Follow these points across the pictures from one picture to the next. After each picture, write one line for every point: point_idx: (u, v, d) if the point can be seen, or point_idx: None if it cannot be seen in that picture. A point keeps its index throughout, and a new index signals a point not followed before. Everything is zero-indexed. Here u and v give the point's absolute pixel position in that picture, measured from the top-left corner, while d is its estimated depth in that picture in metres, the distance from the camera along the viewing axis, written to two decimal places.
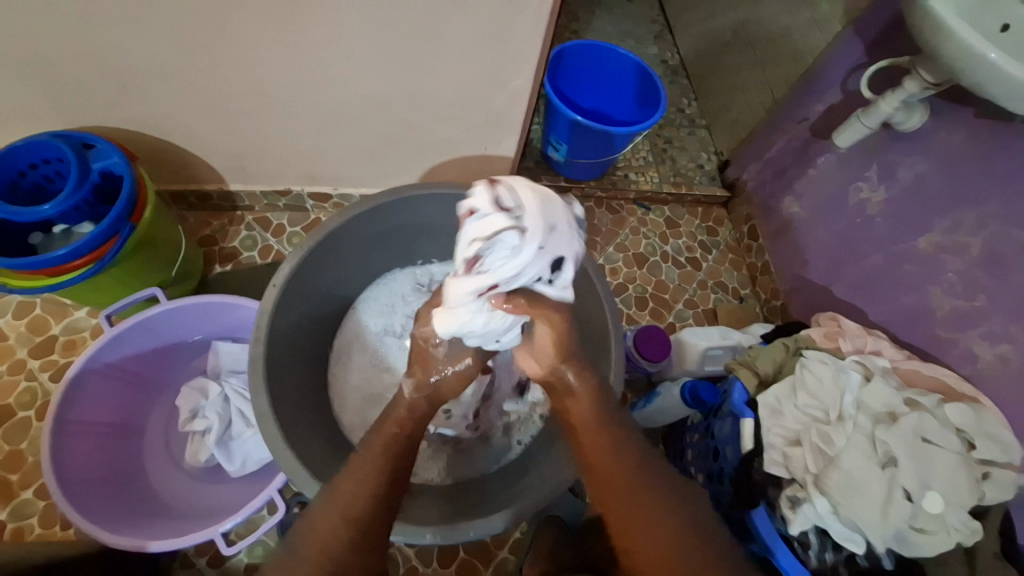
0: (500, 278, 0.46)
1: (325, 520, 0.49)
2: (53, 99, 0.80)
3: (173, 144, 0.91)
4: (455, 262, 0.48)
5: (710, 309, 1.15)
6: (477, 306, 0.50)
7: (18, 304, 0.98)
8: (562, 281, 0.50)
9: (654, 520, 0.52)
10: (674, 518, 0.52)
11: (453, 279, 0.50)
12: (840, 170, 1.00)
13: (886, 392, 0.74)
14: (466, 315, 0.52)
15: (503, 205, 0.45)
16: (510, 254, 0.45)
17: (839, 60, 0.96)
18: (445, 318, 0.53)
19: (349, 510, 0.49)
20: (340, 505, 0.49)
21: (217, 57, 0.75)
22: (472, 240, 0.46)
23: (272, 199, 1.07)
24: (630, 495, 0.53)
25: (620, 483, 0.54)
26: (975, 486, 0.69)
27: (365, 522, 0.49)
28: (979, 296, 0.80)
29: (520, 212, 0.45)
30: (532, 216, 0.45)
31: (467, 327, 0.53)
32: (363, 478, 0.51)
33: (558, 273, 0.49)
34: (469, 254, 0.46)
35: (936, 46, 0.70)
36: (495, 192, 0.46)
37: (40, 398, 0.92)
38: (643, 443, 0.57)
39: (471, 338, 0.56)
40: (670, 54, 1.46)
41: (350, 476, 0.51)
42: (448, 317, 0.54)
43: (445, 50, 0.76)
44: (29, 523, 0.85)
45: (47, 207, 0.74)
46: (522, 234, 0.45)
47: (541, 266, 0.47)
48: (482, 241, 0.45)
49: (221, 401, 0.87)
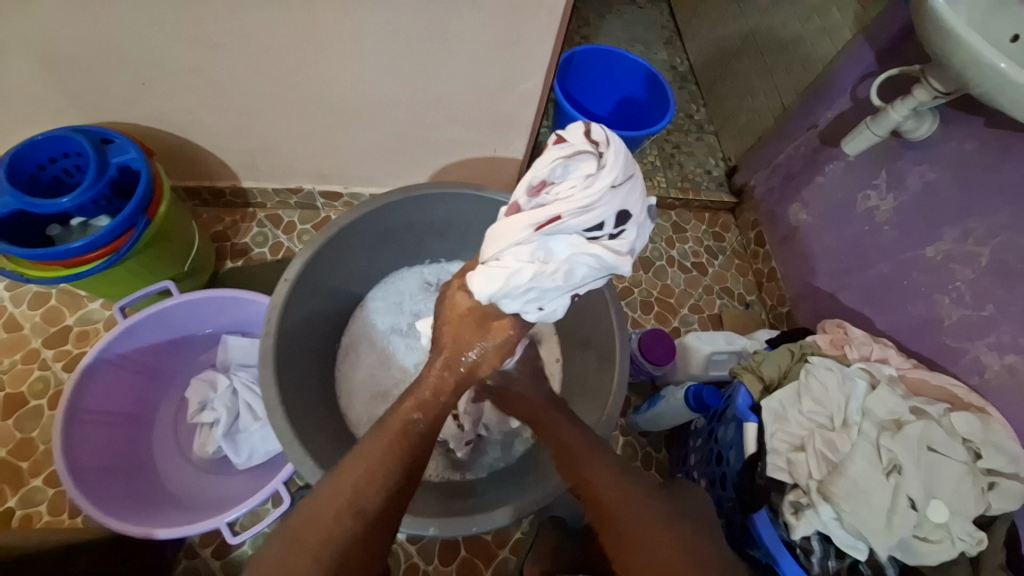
0: (571, 205, 0.44)
1: (329, 510, 0.49)
2: (74, 94, 0.82)
3: (189, 140, 0.93)
4: (523, 189, 0.47)
5: (716, 314, 1.15)
6: (530, 249, 0.47)
7: (33, 295, 1.00)
8: (624, 241, 0.47)
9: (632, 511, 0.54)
10: (648, 502, 0.54)
11: (512, 212, 0.48)
12: (848, 178, 1.00)
13: (892, 400, 0.74)
14: (515, 259, 0.48)
15: (592, 142, 0.47)
16: (586, 182, 0.45)
17: (850, 68, 0.96)
18: (489, 272, 0.49)
19: (357, 500, 0.50)
20: (347, 495, 0.50)
21: (235, 55, 0.77)
22: (550, 165, 0.46)
23: (284, 197, 1.09)
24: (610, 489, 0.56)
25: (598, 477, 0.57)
26: (980, 496, 0.68)
27: (375, 513, 0.50)
28: (987, 305, 0.80)
29: (605, 151, 0.46)
30: (615, 158, 0.46)
31: (510, 279, 0.48)
32: (371, 468, 0.52)
33: (624, 230, 0.47)
34: (544, 178, 0.46)
35: (945, 54, 0.70)
36: (586, 134, 0.48)
37: (53, 388, 0.94)
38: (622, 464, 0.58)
39: (510, 299, 0.50)
40: (679, 61, 1.47)
41: (353, 468, 0.52)
42: (492, 265, 0.49)
43: (458, 53, 0.78)
44: (38, 511, 0.86)
45: (65, 200, 0.76)
46: (602, 167, 0.45)
47: (613, 209, 0.45)
48: (562, 165, 0.45)
49: (230, 394, 0.88)
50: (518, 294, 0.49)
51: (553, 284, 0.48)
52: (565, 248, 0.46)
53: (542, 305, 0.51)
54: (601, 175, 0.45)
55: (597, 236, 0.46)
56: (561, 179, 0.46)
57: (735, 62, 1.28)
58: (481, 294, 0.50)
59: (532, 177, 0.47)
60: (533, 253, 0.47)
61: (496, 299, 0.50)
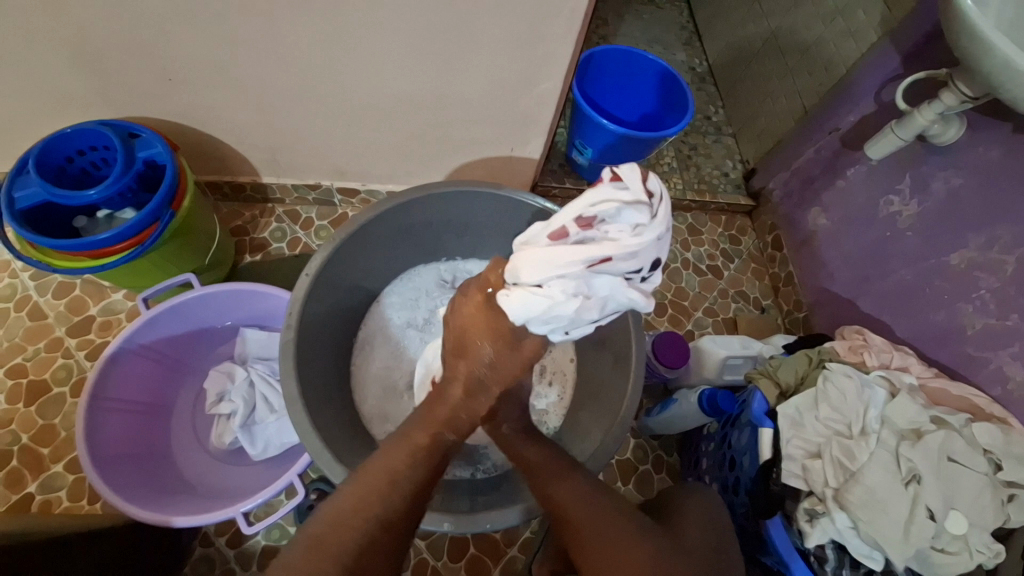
0: (619, 252, 0.44)
1: (350, 516, 0.49)
2: (103, 89, 0.83)
3: (212, 135, 0.94)
4: (571, 221, 0.45)
5: (730, 318, 1.14)
6: (571, 285, 0.46)
7: (58, 285, 1.02)
8: (652, 284, 0.49)
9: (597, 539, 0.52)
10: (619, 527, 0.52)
11: (559, 241, 0.46)
12: (870, 183, 0.99)
13: (912, 409, 0.73)
14: (556, 291, 0.48)
15: (648, 188, 0.45)
16: (636, 231, 0.44)
17: (874, 71, 0.95)
18: (528, 296, 0.49)
19: (374, 505, 0.50)
20: (370, 504, 0.50)
21: (259, 52, 0.78)
22: (605, 203, 0.44)
23: (302, 193, 1.10)
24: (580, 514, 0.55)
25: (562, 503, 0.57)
26: (1000, 509, 0.67)
27: (392, 522, 0.50)
28: (1012, 315, 0.78)
29: (658, 199, 0.45)
30: (666, 207, 0.45)
31: (547, 308, 0.49)
32: (389, 476, 0.53)
33: (653, 274, 0.49)
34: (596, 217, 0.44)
35: (974, 58, 0.69)
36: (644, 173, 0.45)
37: (75, 375, 0.96)
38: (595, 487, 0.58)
39: (541, 321, 0.51)
40: (698, 62, 1.46)
41: (371, 474, 0.53)
42: (531, 291, 0.49)
43: (478, 51, 0.78)
44: (58, 496, 0.88)
45: (93, 193, 0.78)
46: (653, 218, 0.44)
47: (652, 258, 0.46)
48: (617, 208, 0.44)
49: (247, 386, 0.89)
50: (550, 320, 0.50)
51: (586, 317, 0.50)
52: (604, 288, 0.47)
53: (569, 329, 0.53)
54: (650, 225, 0.44)
55: (632, 279, 0.47)
56: (611, 220, 0.44)
57: (755, 63, 1.27)
58: (516, 313, 0.51)
59: (584, 213, 0.45)
60: (574, 289, 0.47)
61: (527, 321, 0.52)
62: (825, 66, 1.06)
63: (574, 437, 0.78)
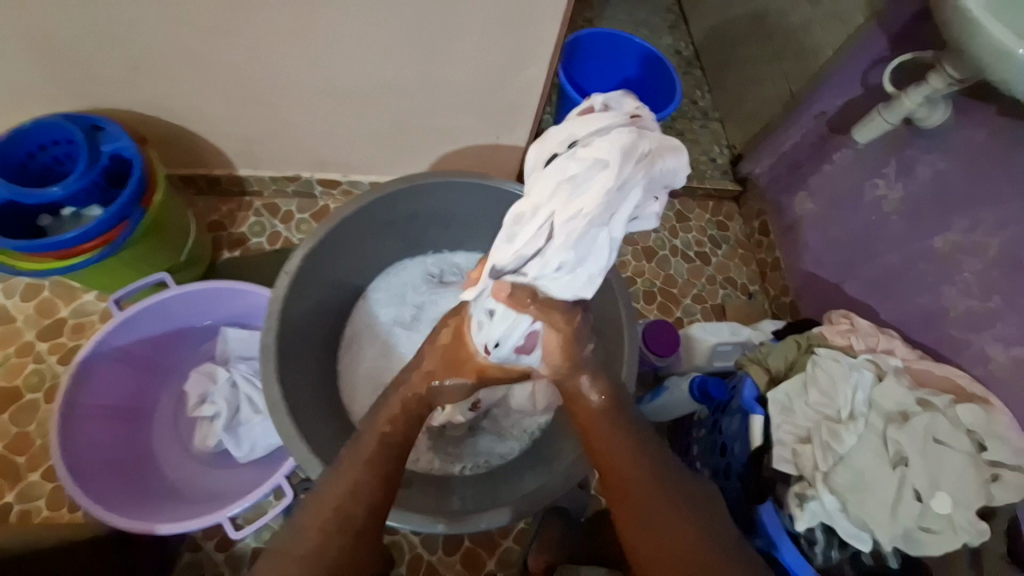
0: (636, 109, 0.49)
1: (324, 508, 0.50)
2: (63, 80, 0.79)
3: (183, 126, 0.90)
4: (576, 114, 0.50)
5: (719, 305, 1.14)
6: (630, 129, 0.46)
7: (25, 287, 0.98)
8: None
9: (645, 517, 0.50)
10: (670, 514, 0.50)
11: (582, 120, 0.48)
12: (857, 166, 0.99)
13: (899, 392, 0.74)
14: (621, 137, 0.45)
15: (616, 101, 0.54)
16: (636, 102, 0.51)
17: (861, 54, 0.94)
18: (591, 156, 0.45)
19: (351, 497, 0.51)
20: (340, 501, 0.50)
21: (230, 38, 0.74)
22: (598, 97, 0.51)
23: (281, 185, 1.06)
24: (633, 487, 0.51)
25: (617, 465, 0.52)
26: (983, 486, 0.68)
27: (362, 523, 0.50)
28: (994, 296, 0.79)
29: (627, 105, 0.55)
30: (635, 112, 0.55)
31: (623, 155, 0.44)
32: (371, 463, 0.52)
33: None
34: (594, 103, 0.50)
35: (962, 43, 0.68)
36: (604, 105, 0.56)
37: (49, 380, 0.92)
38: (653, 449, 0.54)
39: (622, 184, 0.45)
40: (684, 45, 1.44)
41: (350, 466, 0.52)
42: (593, 152, 0.45)
43: (461, 35, 0.75)
44: (36, 506, 0.85)
45: (56, 190, 0.74)
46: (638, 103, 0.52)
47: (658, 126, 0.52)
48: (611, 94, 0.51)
49: (230, 386, 0.87)
50: (626, 177, 0.45)
51: (660, 168, 0.47)
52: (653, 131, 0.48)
53: (645, 202, 0.48)
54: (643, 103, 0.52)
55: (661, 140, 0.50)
56: (615, 99, 0.50)
57: (741, 46, 1.26)
58: (573, 209, 0.45)
59: (581, 108, 0.50)
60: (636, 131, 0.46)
61: (609, 192, 0.44)
62: (812, 49, 1.05)
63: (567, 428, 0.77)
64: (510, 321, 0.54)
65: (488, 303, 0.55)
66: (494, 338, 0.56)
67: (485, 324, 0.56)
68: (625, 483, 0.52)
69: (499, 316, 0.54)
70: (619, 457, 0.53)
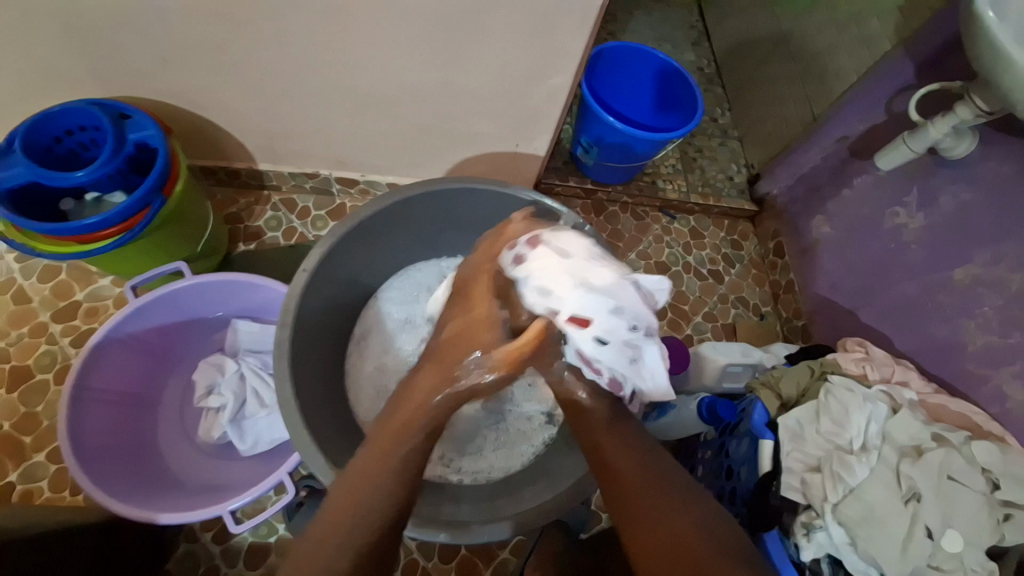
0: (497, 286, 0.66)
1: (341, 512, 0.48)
2: (93, 68, 0.80)
3: (207, 119, 0.91)
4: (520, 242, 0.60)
5: (729, 324, 1.14)
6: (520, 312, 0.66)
7: (43, 268, 0.99)
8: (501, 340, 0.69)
9: (654, 517, 0.51)
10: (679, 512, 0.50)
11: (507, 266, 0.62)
12: (877, 192, 0.98)
13: (914, 425, 0.73)
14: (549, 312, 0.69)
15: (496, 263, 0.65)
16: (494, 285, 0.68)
17: (887, 80, 0.93)
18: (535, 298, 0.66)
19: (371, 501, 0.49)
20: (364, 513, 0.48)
21: (259, 33, 0.75)
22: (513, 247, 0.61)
23: (299, 181, 1.07)
24: (627, 476, 0.54)
25: (649, 483, 0.53)
26: (996, 528, 0.67)
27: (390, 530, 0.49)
28: (1015, 333, 0.78)
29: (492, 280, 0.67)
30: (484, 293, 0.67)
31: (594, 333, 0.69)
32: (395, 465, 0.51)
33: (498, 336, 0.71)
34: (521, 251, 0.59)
35: (997, 74, 0.67)
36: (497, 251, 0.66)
37: (59, 362, 0.93)
38: (652, 448, 0.58)
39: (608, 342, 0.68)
40: (706, 62, 1.44)
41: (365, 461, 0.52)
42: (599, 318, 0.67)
43: (487, 44, 0.76)
44: (39, 487, 0.86)
45: (81, 174, 0.75)
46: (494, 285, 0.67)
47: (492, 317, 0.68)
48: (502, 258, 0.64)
49: (238, 379, 0.87)
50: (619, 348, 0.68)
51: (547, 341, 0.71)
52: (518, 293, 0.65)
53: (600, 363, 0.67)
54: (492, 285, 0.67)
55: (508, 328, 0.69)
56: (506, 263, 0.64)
57: (764, 66, 1.25)
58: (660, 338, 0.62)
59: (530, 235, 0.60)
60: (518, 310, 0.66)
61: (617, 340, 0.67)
62: (834, 74, 1.05)
63: (571, 444, 0.77)
64: (592, 351, 0.57)
65: (636, 321, 0.55)
66: (602, 338, 0.55)
67: (613, 324, 0.55)
68: (626, 478, 0.54)
69: (609, 341, 0.56)
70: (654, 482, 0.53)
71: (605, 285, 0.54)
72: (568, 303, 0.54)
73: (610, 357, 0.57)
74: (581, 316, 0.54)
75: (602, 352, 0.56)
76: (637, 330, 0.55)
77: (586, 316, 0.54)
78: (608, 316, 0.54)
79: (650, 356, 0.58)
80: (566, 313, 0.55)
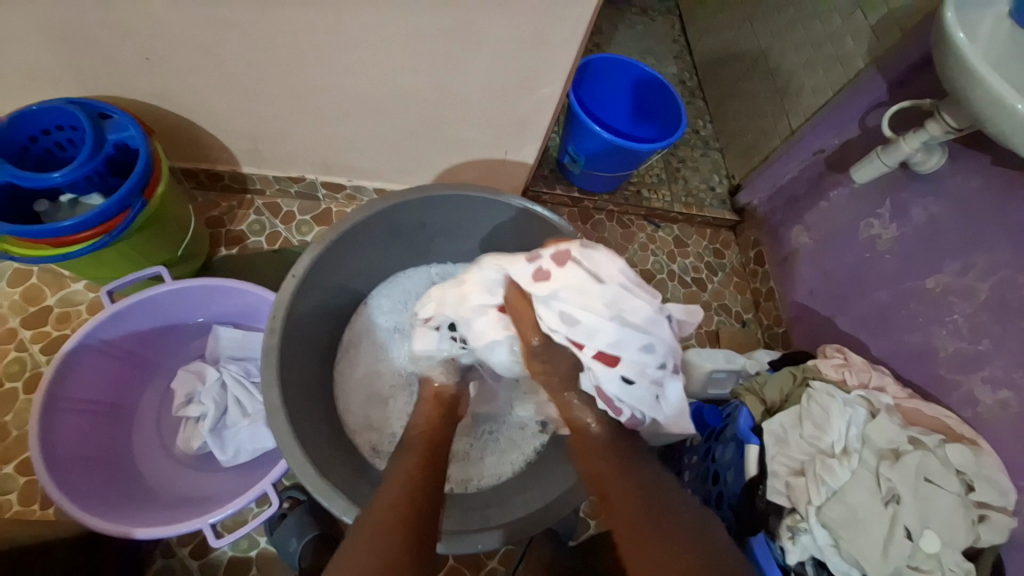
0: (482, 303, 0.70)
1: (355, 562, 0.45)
2: (73, 67, 0.78)
3: (191, 120, 0.89)
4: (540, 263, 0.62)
5: (712, 331, 1.16)
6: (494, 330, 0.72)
7: (13, 272, 0.95)
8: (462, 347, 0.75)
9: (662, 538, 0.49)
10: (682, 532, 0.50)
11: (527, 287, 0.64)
12: (853, 204, 1.01)
13: (891, 429, 0.75)
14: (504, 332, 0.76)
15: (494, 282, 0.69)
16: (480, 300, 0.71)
17: (861, 97, 0.97)
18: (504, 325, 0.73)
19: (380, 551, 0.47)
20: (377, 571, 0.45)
21: (248, 36, 0.74)
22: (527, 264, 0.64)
23: (284, 185, 1.05)
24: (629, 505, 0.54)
25: (650, 507, 0.53)
26: (970, 528, 0.69)
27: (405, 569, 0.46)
28: (984, 339, 0.81)
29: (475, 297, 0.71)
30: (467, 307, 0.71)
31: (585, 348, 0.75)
32: (399, 528, 0.49)
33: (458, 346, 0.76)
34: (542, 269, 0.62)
35: (967, 94, 0.70)
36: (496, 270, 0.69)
37: (29, 370, 0.89)
38: (647, 474, 0.58)
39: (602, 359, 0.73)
40: (689, 76, 1.48)
41: (355, 549, 0.47)
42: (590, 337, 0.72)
43: (479, 53, 0.77)
44: (7, 500, 0.81)
45: (56, 175, 0.72)
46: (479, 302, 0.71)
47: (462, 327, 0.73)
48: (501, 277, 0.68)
49: (219, 387, 0.84)
50: None
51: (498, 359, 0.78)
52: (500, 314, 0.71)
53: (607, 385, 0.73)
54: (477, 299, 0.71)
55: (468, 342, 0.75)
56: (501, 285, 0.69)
57: (744, 81, 1.29)
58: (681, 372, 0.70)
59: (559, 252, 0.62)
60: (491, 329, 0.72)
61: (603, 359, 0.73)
62: (811, 90, 1.08)
63: (562, 449, 0.77)
64: (617, 386, 0.62)
65: (662, 360, 0.61)
66: (630, 375, 0.61)
67: (642, 362, 0.60)
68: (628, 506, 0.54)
69: (635, 379, 0.62)
70: (643, 522, 0.51)
71: (642, 325, 0.60)
72: (607, 335, 0.60)
73: (632, 395, 0.62)
74: (614, 352, 0.60)
75: (627, 388, 0.62)
76: (663, 368, 0.62)
77: (621, 353, 0.60)
78: (641, 355, 0.60)
79: (671, 394, 0.64)
80: (601, 344, 0.60)
